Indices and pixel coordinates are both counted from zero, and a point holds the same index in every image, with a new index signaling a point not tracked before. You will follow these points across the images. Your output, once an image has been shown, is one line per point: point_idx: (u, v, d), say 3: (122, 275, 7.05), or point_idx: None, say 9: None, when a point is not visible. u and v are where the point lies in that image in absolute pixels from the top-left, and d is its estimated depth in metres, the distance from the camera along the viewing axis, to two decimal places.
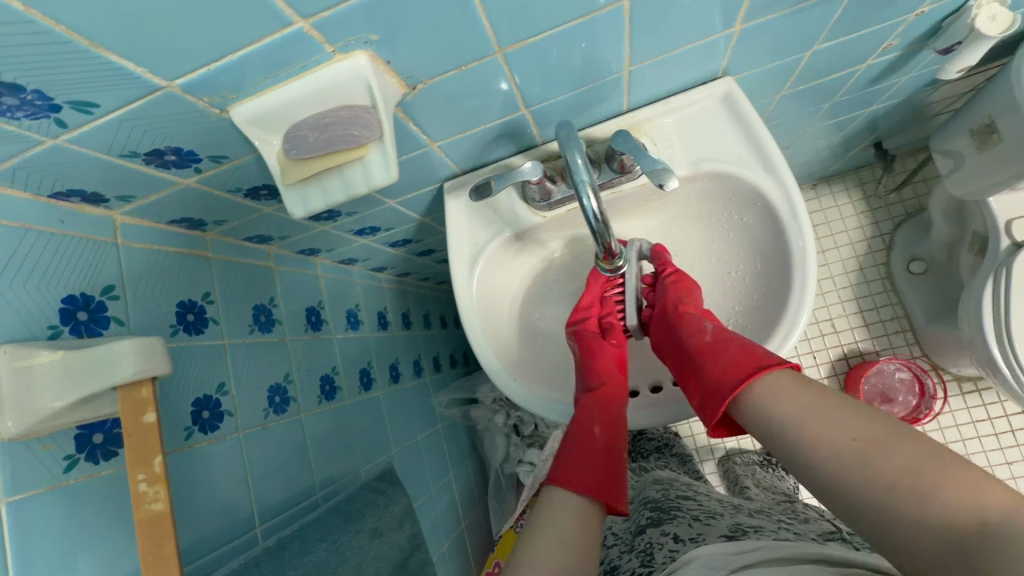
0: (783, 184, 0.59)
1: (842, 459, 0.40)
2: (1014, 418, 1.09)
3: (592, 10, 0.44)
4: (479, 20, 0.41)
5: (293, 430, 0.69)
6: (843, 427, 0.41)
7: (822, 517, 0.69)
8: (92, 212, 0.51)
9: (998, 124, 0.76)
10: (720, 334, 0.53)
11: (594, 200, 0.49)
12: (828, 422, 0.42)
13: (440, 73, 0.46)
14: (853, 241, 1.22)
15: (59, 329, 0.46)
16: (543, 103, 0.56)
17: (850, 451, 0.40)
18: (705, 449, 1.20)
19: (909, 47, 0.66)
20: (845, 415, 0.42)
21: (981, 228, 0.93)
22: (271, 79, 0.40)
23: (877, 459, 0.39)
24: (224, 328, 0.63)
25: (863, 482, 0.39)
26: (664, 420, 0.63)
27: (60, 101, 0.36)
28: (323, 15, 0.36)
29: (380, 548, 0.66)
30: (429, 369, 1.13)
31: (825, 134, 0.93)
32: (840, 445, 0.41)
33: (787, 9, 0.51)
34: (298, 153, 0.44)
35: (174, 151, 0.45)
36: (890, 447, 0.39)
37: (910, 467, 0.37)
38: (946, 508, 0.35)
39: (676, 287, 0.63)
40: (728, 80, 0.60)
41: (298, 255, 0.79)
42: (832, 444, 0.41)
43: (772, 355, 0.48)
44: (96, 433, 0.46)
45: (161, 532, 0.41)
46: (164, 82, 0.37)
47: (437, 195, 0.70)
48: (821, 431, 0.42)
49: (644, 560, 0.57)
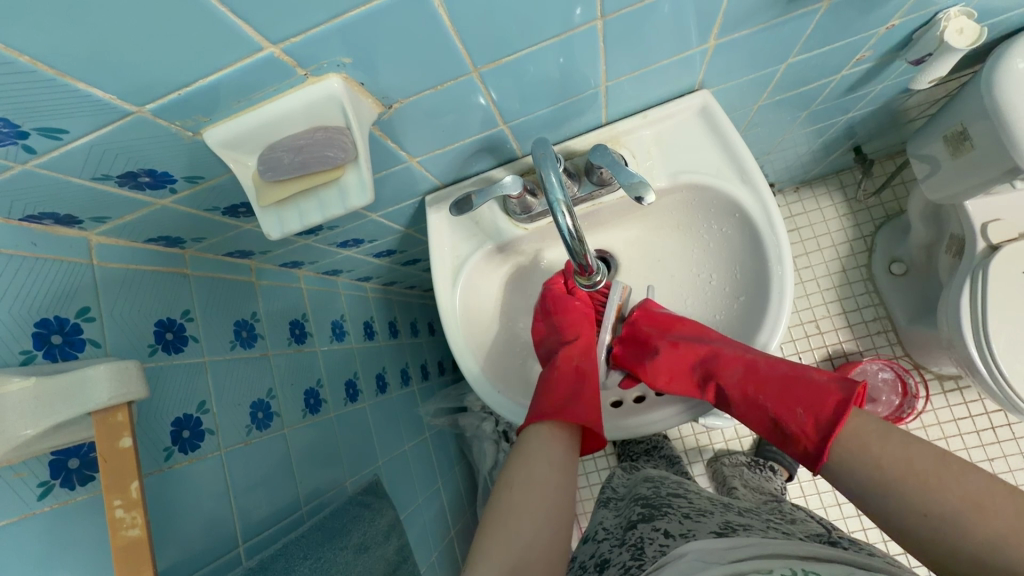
0: (759, 195, 0.60)
1: (930, 536, 0.43)
2: (994, 416, 1.11)
3: (569, 28, 0.45)
4: (453, 42, 0.42)
5: (277, 445, 0.68)
6: (916, 502, 0.43)
7: (807, 517, 0.70)
8: (66, 232, 0.51)
9: (970, 131, 0.77)
10: (755, 420, 0.54)
11: (569, 218, 0.49)
12: (896, 495, 0.45)
13: (416, 92, 0.46)
14: (835, 243, 1.23)
15: (32, 354, 0.46)
16: (522, 119, 0.56)
17: (928, 526, 0.43)
18: (693, 451, 1.20)
19: (882, 58, 0.67)
20: (911, 483, 0.44)
21: (958, 230, 0.95)
22: (244, 102, 0.40)
23: (954, 533, 0.41)
24: (204, 346, 0.63)
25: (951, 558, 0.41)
26: (648, 429, 0.63)
27: (27, 128, 0.36)
28: (294, 40, 0.36)
29: (367, 563, 0.66)
30: (417, 377, 1.13)
31: (805, 139, 0.94)
32: (921, 522, 0.43)
33: (760, 25, 0.52)
34: (274, 175, 0.43)
35: (148, 172, 0.45)
36: (970, 518, 0.41)
37: (994, 538, 0.39)
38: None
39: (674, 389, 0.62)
40: (705, 92, 0.61)
41: (281, 268, 0.79)
42: (907, 517, 0.44)
43: (800, 451, 0.51)
44: (72, 458, 0.46)
45: (139, 557, 0.40)
46: (134, 108, 0.37)
47: (420, 207, 0.71)
48: (904, 487, 0.44)
49: (634, 554, 0.56)
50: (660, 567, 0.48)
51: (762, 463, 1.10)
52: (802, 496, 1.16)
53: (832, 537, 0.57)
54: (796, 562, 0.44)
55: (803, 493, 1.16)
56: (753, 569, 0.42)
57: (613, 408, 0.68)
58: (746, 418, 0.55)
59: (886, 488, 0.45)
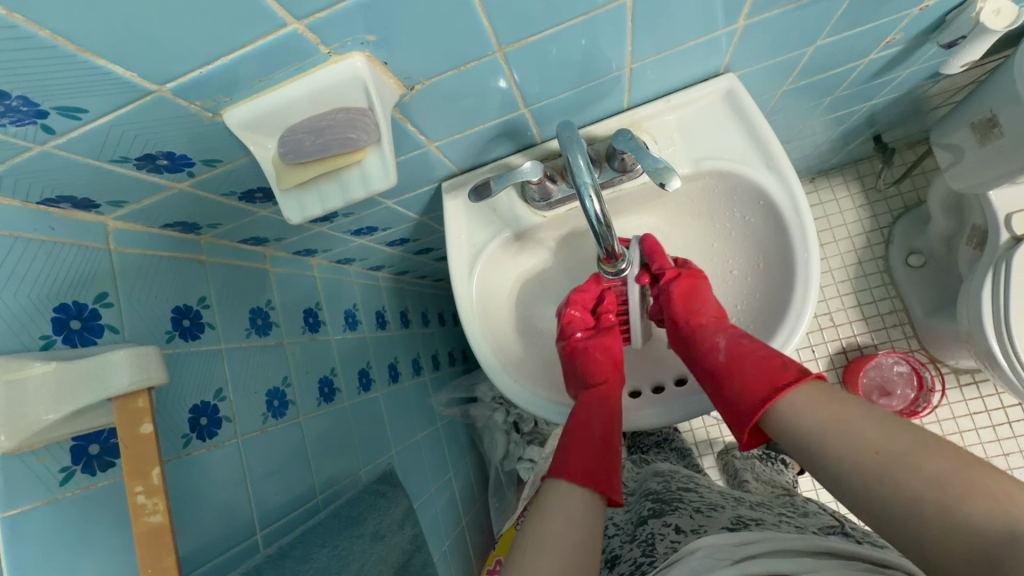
0: (786, 182, 0.58)
1: (874, 483, 0.39)
2: (1010, 410, 1.09)
3: (594, 8, 0.43)
4: (480, 21, 0.40)
5: (293, 434, 0.68)
6: (866, 438, 0.41)
7: (820, 510, 0.69)
8: (84, 217, 0.51)
9: (1000, 118, 0.75)
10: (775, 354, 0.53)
11: (596, 202, 0.48)
12: (850, 432, 0.42)
13: (439, 74, 0.45)
14: (851, 234, 1.21)
15: (52, 338, 0.46)
16: (543, 103, 0.55)
17: (877, 467, 0.39)
18: (703, 444, 1.20)
19: (911, 41, 0.65)
20: (865, 425, 0.41)
21: (980, 221, 0.92)
22: (265, 81, 0.39)
23: (895, 470, 0.38)
24: (220, 333, 0.63)
25: (896, 497, 0.38)
26: (672, 420, 0.63)
27: (47, 107, 0.35)
28: (318, 16, 0.35)
29: (383, 551, 0.66)
30: (428, 367, 1.12)
31: (825, 128, 0.92)
32: (867, 464, 0.40)
33: (792, 5, 0.50)
34: (294, 158, 0.43)
35: (166, 155, 0.44)
36: (917, 454, 0.38)
37: (938, 474, 0.37)
38: (981, 519, 0.34)
39: (682, 295, 0.62)
40: (731, 76, 0.59)
41: (294, 256, 0.78)
42: (857, 456, 0.40)
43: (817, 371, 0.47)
44: (92, 444, 0.45)
45: (161, 543, 0.40)
46: (155, 87, 0.36)
47: (435, 194, 0.69)
48: (842, 444, 0.41)
49: (646, 551, 0.55)
50: (671, 564, 0.48)
51: (775, 455, 1.10)
52: (813, 489, 1.15)
53: (847, 530, 0.57)
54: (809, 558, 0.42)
55: (816, 487, 1.15)
56: (767, 568, 0.41)
57: (631, 399, 0.67)
58: (750, 339, 0.53)
59: (845, 428, 0.42)
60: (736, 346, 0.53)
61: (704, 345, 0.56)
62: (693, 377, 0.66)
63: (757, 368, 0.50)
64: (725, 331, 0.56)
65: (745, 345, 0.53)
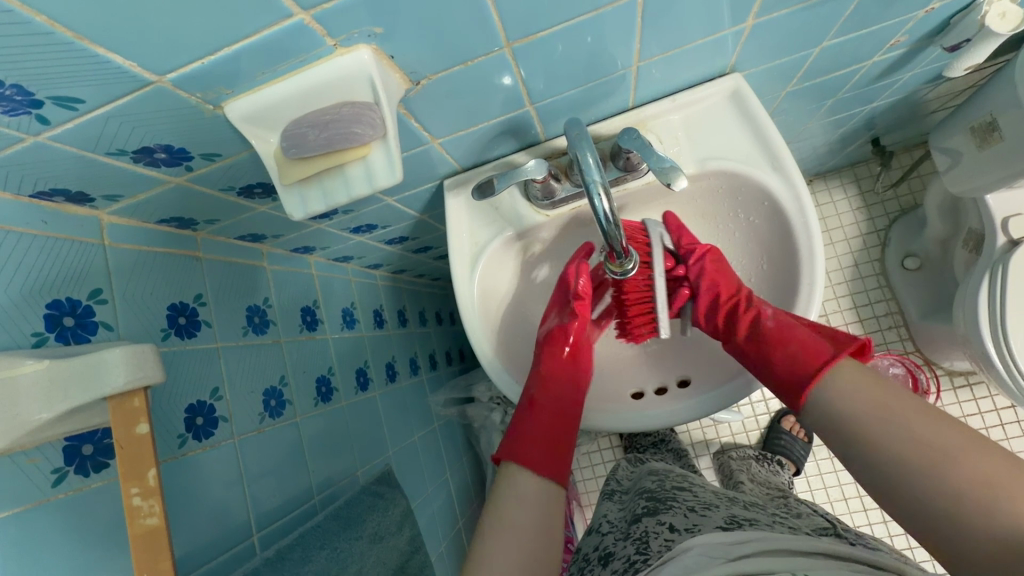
0: (791, 184, 0.58)
1: (915, 478, 0.42)
2: (1004, 412, 1.10)
3: (602, 4, 0.43)
4: (489, 15, 0.40)
5: (290, 433, 0.67)
6: (913, 435, 0.43)
7: (814, 511, 0.69)
8: (77, 211, 0.49)
9: (999, 122, 0.75)
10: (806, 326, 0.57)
11: (604, 200, 0.48)
12: (894, 428, 0.44)
13: (445, 69, 0.44)
14: (848, 237, 1.22)
15: (44, 336, 0.45)
16: (548, 100, 0.54)
17: (921, 462, 0.42)
18: (699, 444, 1.19)
19: (915, 44, 0.65)
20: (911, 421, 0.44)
21: (977, 225, 0.93)
22: (269, 73, 0.38)
23: (938, 468, 0.41)
24: (217, 331, 0.61)
25: (937, 493, 0.40)
26: (677, 421, 0.63)
27: (42, 97, 0.34)
28: (325, 6, 0.34)
29: (381, 552, 0.65)
30: (425, 366, 1.11)
31: (823, 131, 0.92)
32: (912, 461, 0.42)
33: (800, 4, 0.50)
34: (297, 152, 0.42)
35: (164, 148, 0.43)
36: (960, 454, 0.41)
37: (978, 475, 0.39)
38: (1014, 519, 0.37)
39: (713, 272, 0.62)
40: (737, 76, 0.59)
41: (291, 253, 0.77)
42: (903, 454, 0.43)
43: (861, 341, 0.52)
44: (86, 444, 0.44)
45: (157, 547, 0.39)
46: (155, 77, 0.35)
47: (436, 191, 0.68)
48: (887, 436, 0.44)
49: (639, 548, 0.55)
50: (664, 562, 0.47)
51: (771, 456, 1.10)
52: (809, 491, 1.16)
53: (840, 532, 0.57)
54: (803, 559, 0.42)
55: (811, 488, 1.15)
56: (765, 568, 0.40)
57: (634, 400, 0.66)
58: (793, 310, 0.56)
59: (890, 424, 0.44)
60: (783, 317, 0.55)
61: (746, 315, 0.57)
62: (697, 379, 0.66)
63: (809, 339, 0.52)
64: (770, 301, 0.57)
65: (791, 316, 0.55)
